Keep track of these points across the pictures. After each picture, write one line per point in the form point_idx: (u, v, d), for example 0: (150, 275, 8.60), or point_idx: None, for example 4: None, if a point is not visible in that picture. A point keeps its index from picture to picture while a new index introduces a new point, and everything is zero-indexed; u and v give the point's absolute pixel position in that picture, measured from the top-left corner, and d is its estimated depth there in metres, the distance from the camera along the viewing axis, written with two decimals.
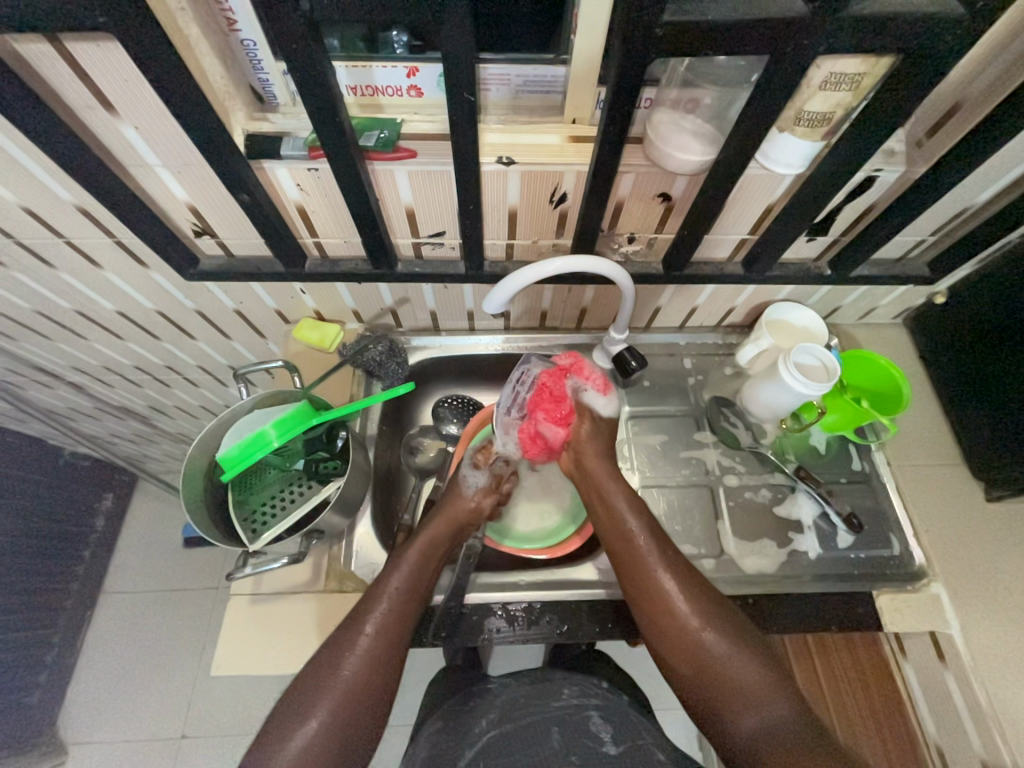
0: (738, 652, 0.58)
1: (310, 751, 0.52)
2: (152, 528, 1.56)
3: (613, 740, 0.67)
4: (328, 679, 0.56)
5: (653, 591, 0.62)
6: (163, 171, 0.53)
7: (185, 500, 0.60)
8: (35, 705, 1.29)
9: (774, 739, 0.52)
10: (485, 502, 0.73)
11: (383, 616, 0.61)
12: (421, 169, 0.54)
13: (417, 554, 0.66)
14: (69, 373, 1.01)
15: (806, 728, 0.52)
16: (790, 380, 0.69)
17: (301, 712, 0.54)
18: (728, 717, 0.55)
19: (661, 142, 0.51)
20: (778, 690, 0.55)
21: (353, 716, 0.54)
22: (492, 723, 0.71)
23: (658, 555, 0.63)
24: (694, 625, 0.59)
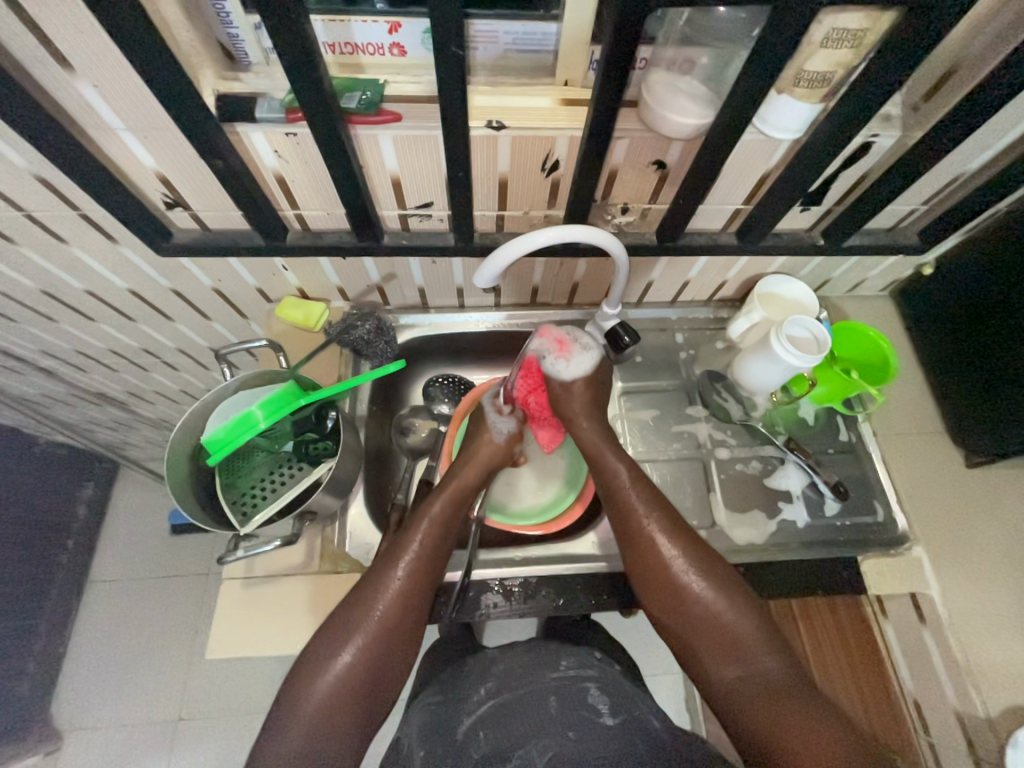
0: (725, 610, 0.60)
1: (350, 674, 0.56)
2: (137, 516, 1.53)
3: (611, 711, 0.66)
4: (364, 614, 0.58)
5: (649, 550, 0.63)
6: (128, 135, 0.50)
7: (170, 481, 0.58)
8: (27, 694, 1.27)
9: (754, 682, 0.57)
10: (513, 445, 0.75)
11: (415, 559, 0.61)
12: (406, 134, 0.52)
13: (446, 499, 0.67)
14: (39, 358, 0.96)
15: (787, 670, 0.58)
16: (782, 352, 0.69)
17: (340, 641, 0.57)
18: (710, 662, 0.60)
19: (657, 104, 0.49)
20: (761, 641, 0.59)
21: (390, 651, 0.57)
22: (491, 693, 0.70)
23: (660, 527, 0.64)
24: (689, 584, 0.61)
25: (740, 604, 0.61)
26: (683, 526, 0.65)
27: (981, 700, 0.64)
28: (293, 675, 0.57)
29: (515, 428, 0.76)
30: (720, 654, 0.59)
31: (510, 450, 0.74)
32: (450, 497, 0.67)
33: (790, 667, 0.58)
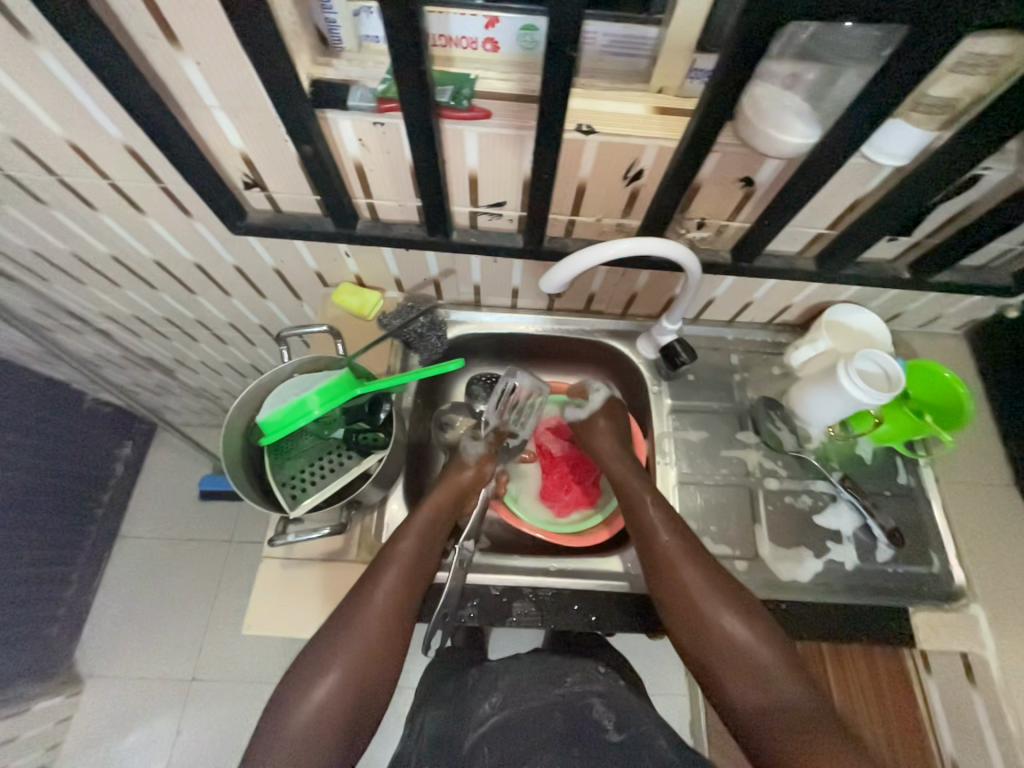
0: (742, 641, 0.60)
1: (330, 698, 0.56)
2: (169, 478, 1.58)
3: (616, 727, 0.65)
4: (345, 637, 0.58)
5: (670, 572, 0.64)
6: (220, 113, 0.50)
7: (225, 457, 0.60)
8: (56, 638, 1.33)
9: (780, 709, 0.56)
10: (485, 467, 0.75)
11: (391, 581, 0.61)
12: (493, 131, 0.51)
13: (424, 521, 0.67)
14: (98, 319, 0.99)
15: (811, 697, 0.57)
16: (852, 389, 0.66)
17: (319, 666, 0.57)
18: (733, 689, 0.59)
19: (759, 120, 0.47)
20: (783, 670, 0.58)
21: (369, 672, 0.58)
22: (496, 706, 0.69)
23: (681, 547, 0.65)
24: (711, 608, 0.61)
25: (757, 634, 0.60)
26: (704, 555, 0.65)
27: None
28: (274, 699, 0.57)
29: (485, 451, 0.76)
30: (744, 684, 0.59)
31: (481, 474, 0.74)
32: (427, 516, 0.67)
33: (812, 696, 0.57)
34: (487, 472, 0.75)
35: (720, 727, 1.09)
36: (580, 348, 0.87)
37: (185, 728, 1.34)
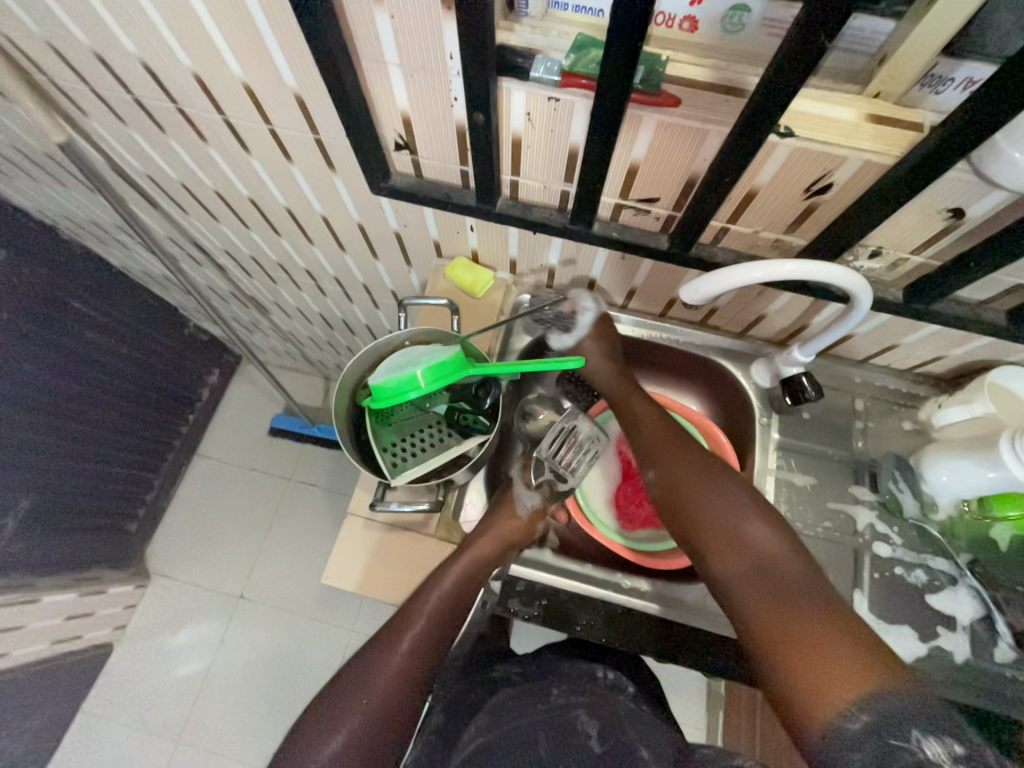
0: (746, 566, 0.56)
1: (334, 765, 0.52)
2: (246, 410, 1.69)
3: (598, 737, 0.63)
4: (363, 690, 0.56)
5: (690, 480, 0.64)
6: (396, 71, 0.49)
7: (337, 411, 0.62)
8: (135, 532, 1.47)
9: (790, 595, 0.52)
10: (535, 522, 0.73)
11: (417, 635, 0.60)
12: (675, 122, 0.47)
13: (457, 575, 0.65)
14: (219, 254, 1.04)
15: (829, 595, 0.51)
16: (1013, 466, 0.58)
17: (327, 727, 0.54)
18: (737, 584, 0.55)
19: (1007, 143, 0.39)
20: (805, 590, 0.52)
21: (381, 737, 0.54)
22: (481, 729, 0.67)
23: (705, 462, 0.65)
24: (733, 510, 0.60)
25: (763, 560, 0.55)
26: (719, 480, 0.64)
27: None
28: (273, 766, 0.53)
29: (540, 503, 0.74)
30: (753, 612, 0.53)
31: (531, 526, 0.72)
32: (468, 565, 0.65)
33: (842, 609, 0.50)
34: (537, 526, 0.73)
35: None
36: (684, 361, 0.82)
37: (227, 639, 1.46)
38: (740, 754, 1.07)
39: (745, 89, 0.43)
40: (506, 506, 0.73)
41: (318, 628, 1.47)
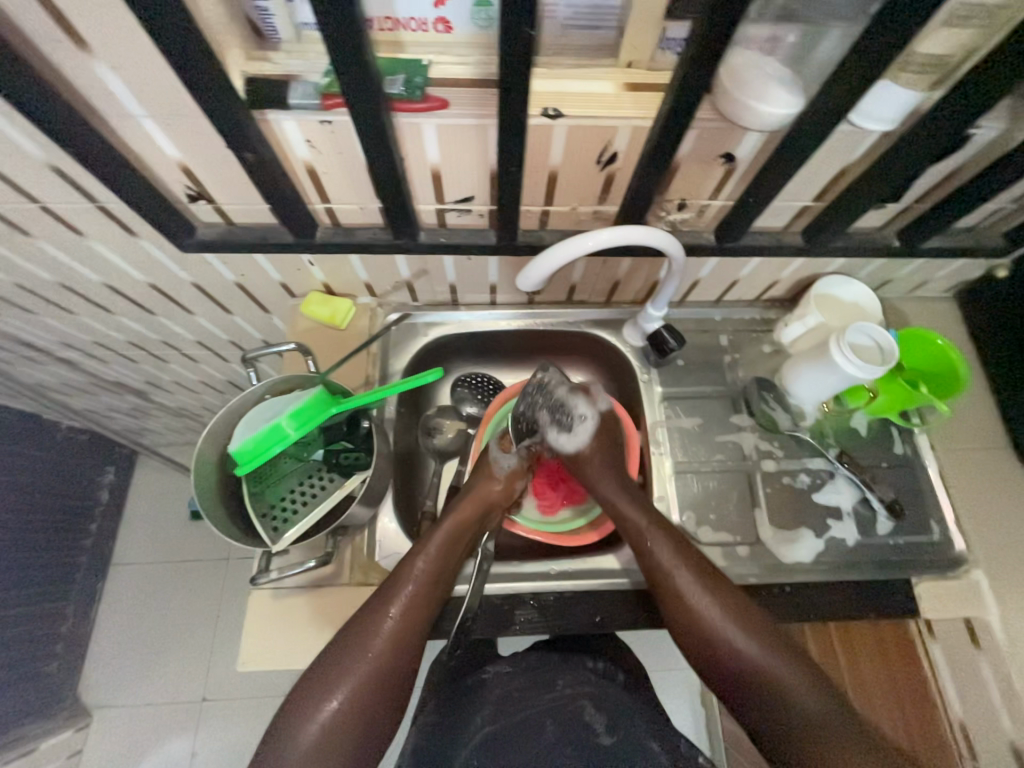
0: (762, 637, 0.57)
1: (337, 721, 0.53)
2: (155, 502, 1.52)
3: (607, 730, 0.64)
4: (357, 654, 0.56)
5: (664, 582, 0.62)
6: (150, 122, 0.45)
7: (198, 492, 0.57)
8: (57, 672, 1.27)
9: (810, 737, 0.52)
10: (513, 485, 0.73)
11: (410, 602, 0.60)
12: (453, 122, 0.46)
13: (441, 541, 0.65)
14: (57, 347, 0.92)
15: (835, 709, 0.53)
16: (845, 364, 0.64)
17: (328, 683, 0.54)
18: (768, 718, 0.55)
19: (740, 89, 0.43)
20: (792, 684, 0.55)
21: (379, 697, 0.55)
22: (487, 719, 0.65)
23: (676, 553, 0.62)
24: (713, 623, 0.58)
25: (761, 628, 0.58)
26: (693, 553, 0.62)
27: None
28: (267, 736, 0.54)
29: (518, 467, 0.74)
30: (758, 681, 0.56)
31: (510, 490, 0.72)
32: (450, 530, 0.66)
33: (832, 707, 0.53)
34: (515, 488, 0.73)
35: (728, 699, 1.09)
36: (565, 341, 0.84)
37: (199, 750, 1.30)
38: None
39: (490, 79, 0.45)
40: (485, 473, 0.72)
41: None
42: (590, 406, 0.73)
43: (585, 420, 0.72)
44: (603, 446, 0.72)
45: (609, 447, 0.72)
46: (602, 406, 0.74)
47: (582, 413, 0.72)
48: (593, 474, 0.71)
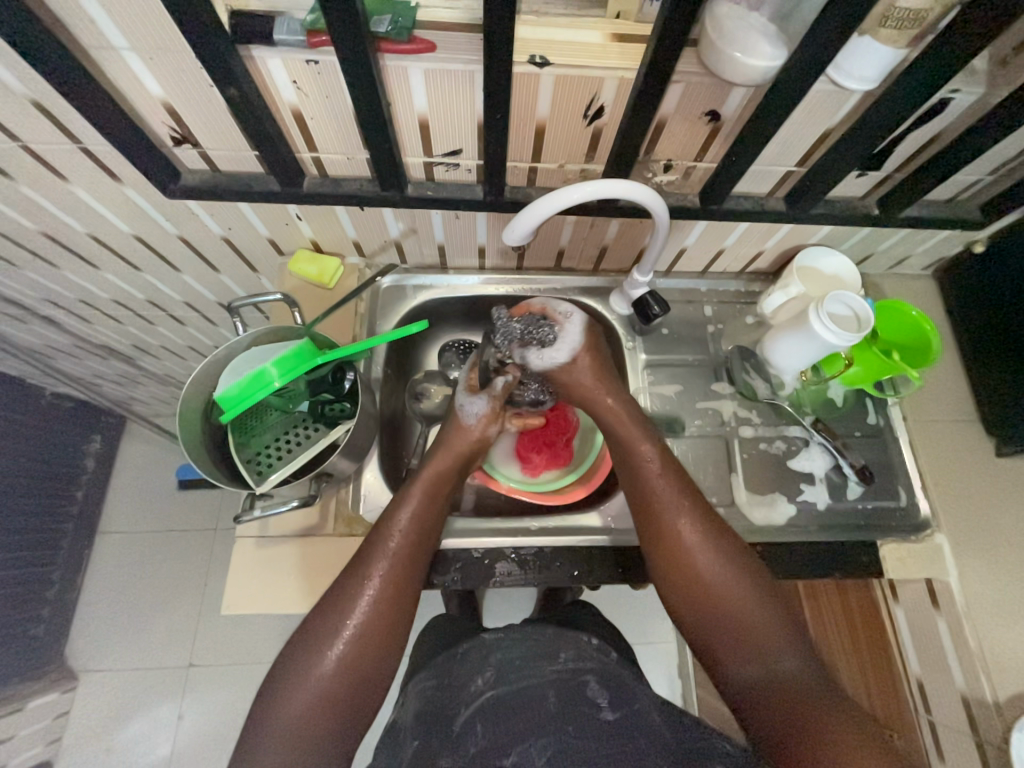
0: (750, 587, 0.58)
1: (328, 683, 0.52)
2: (144, 472, 1.48)
3: (610, 706, 0.60)
4: (342, 621, 0.55)
5: (666, 521, 0.61)
6: (131, 56, 0.45)
7: (182, 435, 0.58)
8: (43, 636, 1.25)
9: (786, 688, 0.52)
10: (488, 430, 0.70)
11: (395, 562, 0.58)
12: (440, 67, 0.46)
13: (426, 496, 0.63)
14: (40, 305, 0.89)
15: (811, 667, 0.53)
16: (822, 330, 0.65)
17: (315, 650, 0.54)
18: (738, 669, 0.55)
19: (722, 43, 0.44)
20: (775, 635, 0.55)
21: (366, 661, 0.54)
22: (488, 682, 0.62)
23: (678, 501, 0.62)
24: (708, 565, 0.59)
25: (754, 580, 0.58)
26: (699, 505, 0.62)
27: (993, 685, 0.62)
28: (259, 700, 0.53)
29: (486, 411, 0.70)
30: (741, 626, 0.56)
31: (483, 434, 0.70)
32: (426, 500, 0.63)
33: (808, 664, 0.54)
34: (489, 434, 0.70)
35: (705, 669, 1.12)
36: None
37: (186, 714, 1.28)
38: None
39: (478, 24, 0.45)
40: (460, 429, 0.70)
41: None
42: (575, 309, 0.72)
43: (567, 328, 0.70)
44: (597, 361, 0.70)
45: (598, 363, 0.70)
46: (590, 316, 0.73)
47: (569, 315, 0.71)
48: (582, 382, 0.69)
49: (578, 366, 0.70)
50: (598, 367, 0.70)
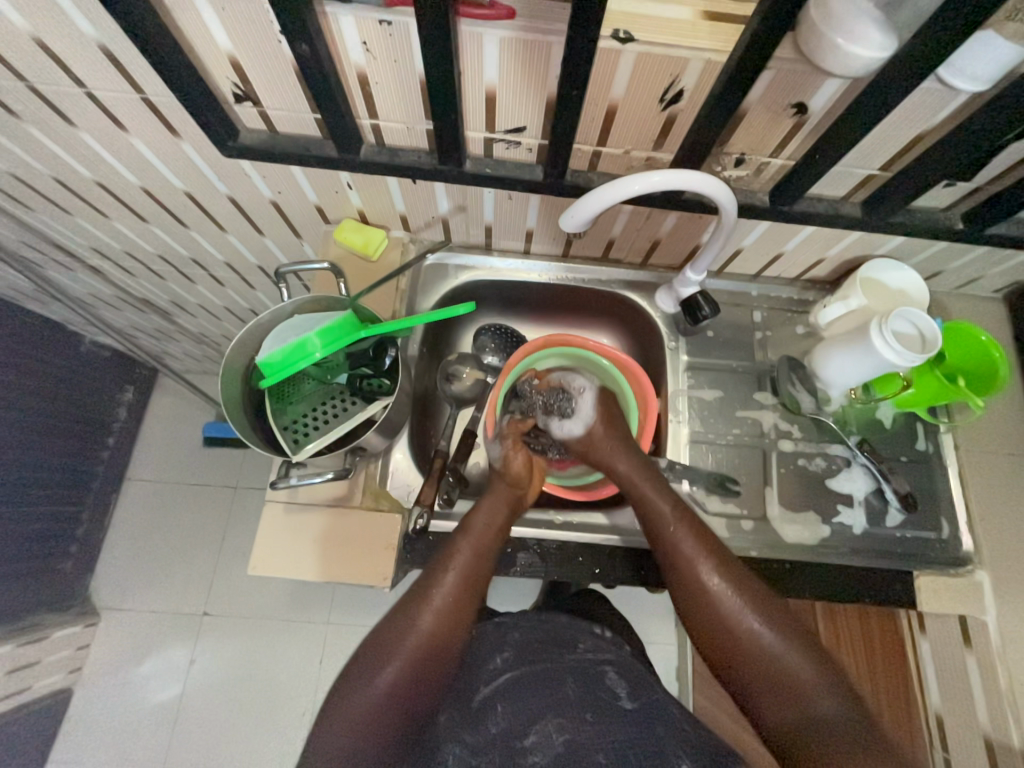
0: (789, 635, 0.55)
1: (395, 691, 0.53)
2: (172, 426, 1.51)
3: (629, 696, 0.61)
4: (408, 631, 0.55)
5: (684, 570, 0.59)
6: (203, 4, 0.43)
7: (224, 397, 0.59)
8: (70, 572, 1.30)
9: (825, 737, 0.50)
10: (512, 459, 0.69)
11: (453, 588, 0.58)
12: (517, 36, 0.44)
13: (484, 526, 0.63)
14: (87, 253, 0.91)
15: (851, 712, 0.51)
16: (881, 348, 0.62)
17: (382, 658, 0.54)
18: (776, 717, 0.53)
19: (827, 27, 0.40)
20: (814, 684, 0.53)
21: (435, 667, 0.55)
22: (508, 663, 0.64)
23: (695, 548, 0.59)
24: (734, 614, 0.56)
25: (790, 626, 0.56)
26: (718, 549, 0.60)
27: (1021, 731, 0.60)
28: (332, 706, 0.53)
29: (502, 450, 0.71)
30: (781, 679, 0.53)
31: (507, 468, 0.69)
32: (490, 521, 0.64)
33: (847, 708, 0.51)
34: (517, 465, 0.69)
35: (708, 676, 1.11)
36: (592, 299, 0.82)
37: (198, 659, 1.33)
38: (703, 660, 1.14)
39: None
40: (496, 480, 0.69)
41: (288, 629, 1.35)
42: (588, 382, 0.74)
43: (584, 396, 0.73)
44: (613, 425, 0.71)
45: (617, 423, 0.71)
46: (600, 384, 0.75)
47: (581, 389, 0.73)
48: (604, 443, 0.69)
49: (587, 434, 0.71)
50: (612, 423, 0.71)
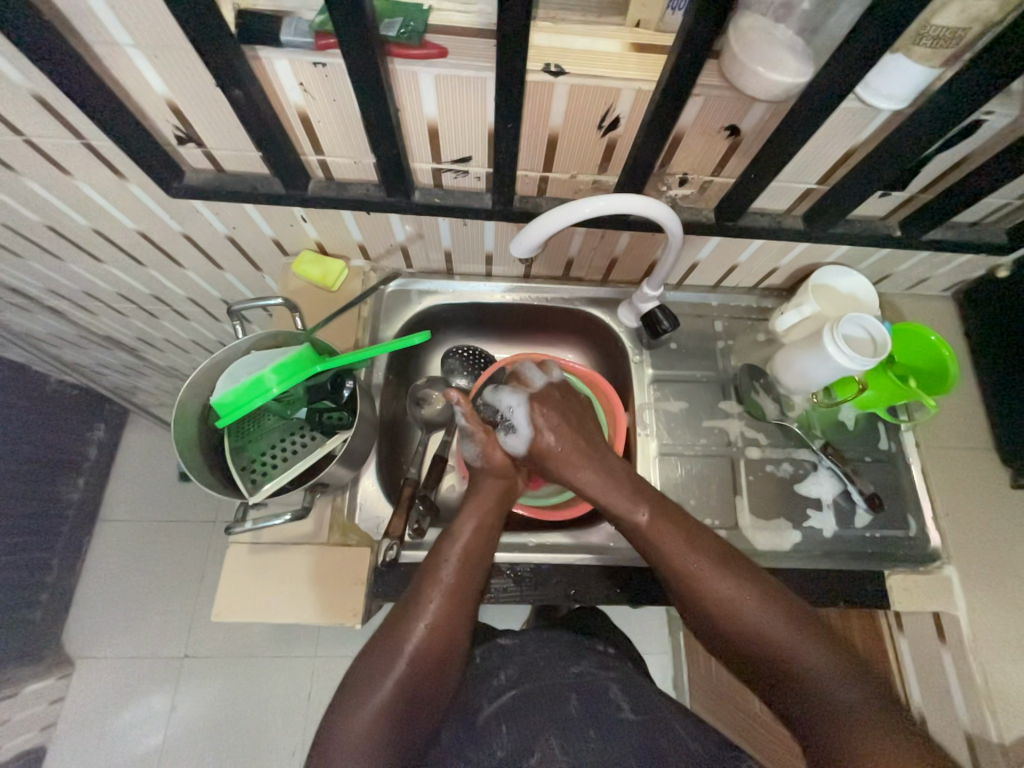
0: (791, 622, 0.54)
1: (393, 703, 0.51)
2: (146, 463, 1.48)
3: (632, 709, 0.60)
4: (400, 642, 0.54)
5: (672, 562, 0.59)
6: (135, 53, 0.44)
7: (177, 440, 0.58)
8: (41, 623, 1.25)
9: (839, 720, 0.48)
10: (492, 452, 0.68)
11: (442, 595, 0.57)
12: (451, 73, 0.45)
13: (473, 532, 0.62)
14: (44, 295, 0.89)
15: (863, 694, 0.50)
16: (835, 353, 0.63)
17: (379, 671, 0.53)
18: (790, 703, 0.52)
19: (746, 55, 0.42)
20: (822, 669, 0.51)
21: (431, 674, 0.54)
22: (511, 681, 0.63)
23: (682, 541, 0.59)
24: (728, 600, 0.56)
25: (782, 607, 0.55)
26: (707, 539, 0.60)
27: (1000, 726, 0.60)
28: (328, 724, 0.51)
29: (479, 444, 0.67)
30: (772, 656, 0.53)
31: (493, 460, 0.67)
32: (475, 529, 0.62)
33: (860, 692, 0.50)
34: (497, 455, 0.68)
35: (702, 685, 1.10)
36: (557, 317, 0.83)
37: (179, 705, 1.28)
38: (696, 669, 1.13)
39: (493, 31, 0.44)
40: (481, 473, 0.68)
41: (272, 667, 1.31)
42: (517, 395, 0.69)
43: (515, 410, 0.68)
44: (561, 432, 0.67)
45: (562, 422, 0.67)
46: (535, 389, 0.69)
47: (531, 378, 0.71)
48: (557, 448, 0.66)
49: (533, 449, 0.67)
50: (563, 423, 0.67)
